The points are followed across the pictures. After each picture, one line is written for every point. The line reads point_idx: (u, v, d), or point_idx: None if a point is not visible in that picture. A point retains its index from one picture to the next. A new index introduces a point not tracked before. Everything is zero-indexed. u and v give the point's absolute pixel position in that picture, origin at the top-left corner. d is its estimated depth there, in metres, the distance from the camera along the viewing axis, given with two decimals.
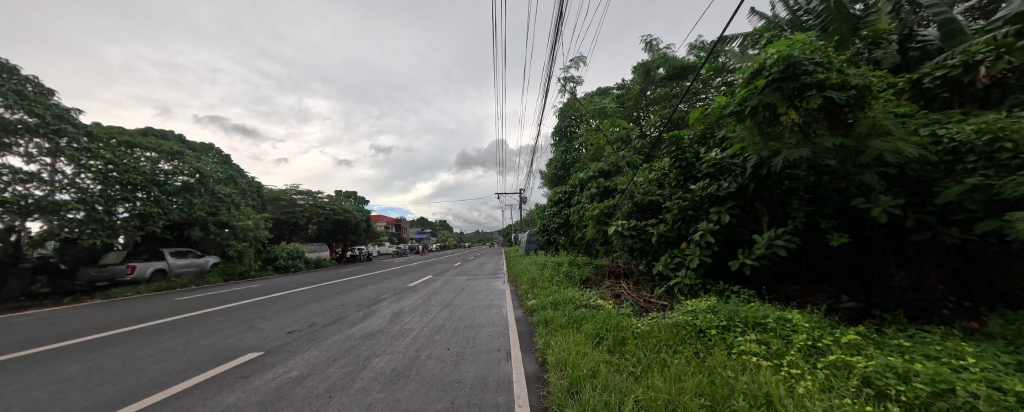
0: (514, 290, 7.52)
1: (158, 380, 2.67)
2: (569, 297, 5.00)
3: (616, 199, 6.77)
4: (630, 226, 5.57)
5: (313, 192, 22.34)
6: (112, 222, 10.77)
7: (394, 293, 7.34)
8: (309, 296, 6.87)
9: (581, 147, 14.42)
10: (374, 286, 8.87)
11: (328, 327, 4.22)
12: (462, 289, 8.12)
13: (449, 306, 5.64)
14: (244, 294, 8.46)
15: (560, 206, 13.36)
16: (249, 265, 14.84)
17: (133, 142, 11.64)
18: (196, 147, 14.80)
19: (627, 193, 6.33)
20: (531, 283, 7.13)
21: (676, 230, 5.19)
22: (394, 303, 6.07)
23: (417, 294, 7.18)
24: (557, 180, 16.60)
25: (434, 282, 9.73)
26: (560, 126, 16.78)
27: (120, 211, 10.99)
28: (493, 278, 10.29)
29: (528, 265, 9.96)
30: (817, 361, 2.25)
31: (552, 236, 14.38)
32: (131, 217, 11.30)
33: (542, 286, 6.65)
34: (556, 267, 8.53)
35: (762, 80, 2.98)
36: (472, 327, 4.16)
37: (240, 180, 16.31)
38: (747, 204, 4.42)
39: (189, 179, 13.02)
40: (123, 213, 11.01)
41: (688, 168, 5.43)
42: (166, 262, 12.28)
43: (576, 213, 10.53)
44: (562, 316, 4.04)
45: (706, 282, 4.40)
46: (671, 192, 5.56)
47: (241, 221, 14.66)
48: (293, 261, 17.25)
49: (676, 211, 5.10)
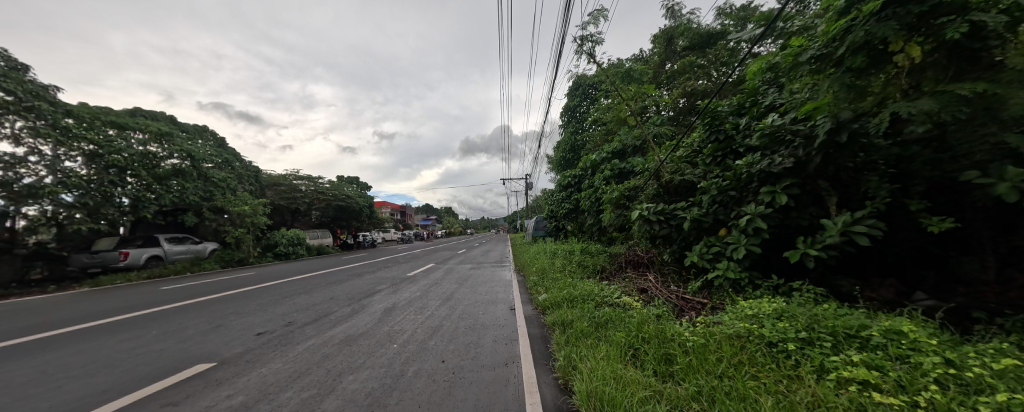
0: (522, 281, 6.90)
1: (66, 406, 2.06)
2: (586, 292, 4.32)
3: (636, 180, 6.00)
4: (657, 210, 4.82)
5: (314, 177, 21.83)
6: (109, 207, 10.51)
7: (391, 284, 6.75)
8: (299, 287, 6.32)
9: (593, 128, 13.52)
10: (372, 275, 8.30)
11: (305, 328, 3.59)
12: (466, 279, 7.52)
13: (449, 301, 5.00)
14: (234, 283, 7.95)
15: (570, 191, 12.59)
16: (248, 252, 14.40)
17: (120, 122, 11.06)
18: (189, 128, 14.23)
19: (650, 174, 5.57)
20: (540, 274, 6.49)
21: (712, 214, 4.44)
22: (388, 296, 5.45)
23: (416, 285, 6.59)
24: (565, 164, 15.78)
25: (437, 271, 9.16)
26: (570, 106, 15.80)
27: (119, 198, 10.79)
28: (499, 267, 9.69)
29: (536, 253, 9.34)
30: (978, 404, 1.52)
31: (561, 222, 13.71)
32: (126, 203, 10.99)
33: (554, 277, 6.00)
34: (567, 256, 7.86)
35: (871, 5, 2.20)
36: (473, 329, 3.51)
37: (236, 164, 15.78)
38: (807, 181, 3.63)
39: (181, 162, 12.57)
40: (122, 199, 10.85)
41: (726, 143, 4.64)
42: (162, 248, 11.93)
43: (588, 198, 9.76)
44: (581, 318, 3.35)
45: (754, 277, 3.67)
46: (705, 171, 4.78)
47: (235, 207, 13.79)
48: (294, 248, 16.85)
49: (713, 191, 4.34)
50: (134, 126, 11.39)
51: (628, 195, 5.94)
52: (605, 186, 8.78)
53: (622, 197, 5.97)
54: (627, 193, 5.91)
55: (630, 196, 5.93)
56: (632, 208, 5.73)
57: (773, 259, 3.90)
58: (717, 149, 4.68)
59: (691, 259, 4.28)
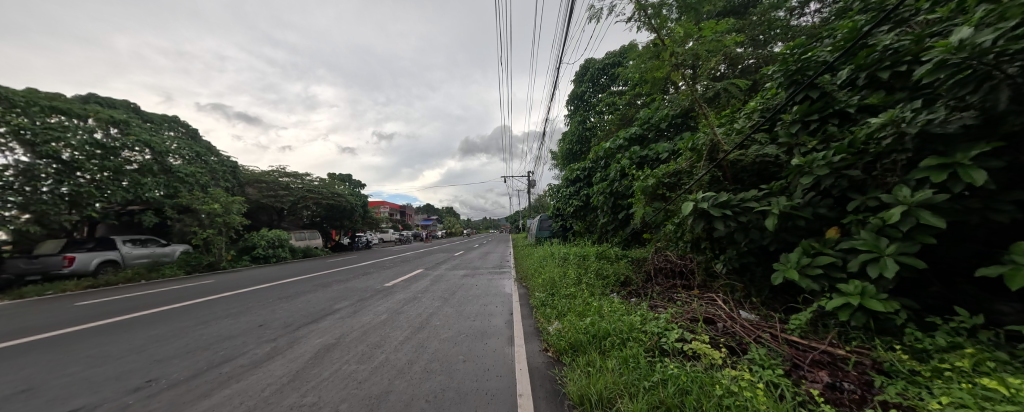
0: (525, 296, 5.43)
1: None
2: (621, 323, 2.87)
3: (677, 163, 4.53)
4: (723, 200, 3.30)
5: (302, 174, 20.46)
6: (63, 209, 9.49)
7: (357, 300, 5.26)
8: (236, 305, 4.89)
9: (604, 115, 12.12)
10: (341, 286, 6.80)
11: (151, 400, 2.09)
12: (456, 292, 6.05)
13: (420, 332, 3.50)
14: (172, 296, 6.50)
15: (579, 186, 11.11)
16: (221, 256, 12.92)
17: (60, 107, 9.60)
18: (153, 118, 12.82)
19: (700, 153, 4.11)
20: (548, 284, 5.10)
21: (808, 206, 2.98)
22: (342, 321, 3.98)
23: (389, 302, 5.11)
24: (572, 158, 14.30)
25: (424, 279, 7.70)
26: (577, 93, 14.35)
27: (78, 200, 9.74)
28: (498, 274, 8.22)
29: (542, 258, 7.86)
30: None
31: (568, 222, 12.20)
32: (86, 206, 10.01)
33: (568, 292, 4.53)
34: (580, 262, 6.41)
35: None
36: (441, 404, 2.01)
37: (209, 159, 14.37)
38: (1005, 147, 2.13)
39: (141, 156, 11.26)
40: (93, 202, 10.11)
41: (822, 103, 3.20)
42: (119, 252, 10.62)
43: (605, 193, 8.30)
44: (634, 396, 1.83)
45: (913, 309, 2.19)
46: (785, 146, 3.33)
47: (204, 205, 12.19)
48: (275, 251, 15.39)
49: (812, 170, 2.89)
50: (77, 113, 9.92)
51: (669, 184, 4.47)
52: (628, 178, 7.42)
53: (660, 186, 4.48)
54: (667, 180, 4.41)
55: (670, 184, 4.46)
56: (674, 201, 4.24)
57: (929, 278, 2.42)
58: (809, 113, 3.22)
59: (783, 274, 2.83)
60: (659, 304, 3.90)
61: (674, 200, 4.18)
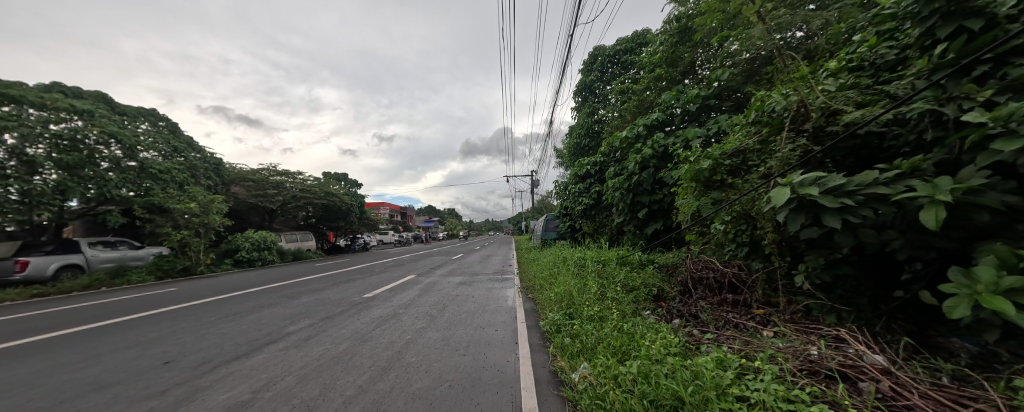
0: (533, 312, 4.32)
1: None
2: (700, 385, 1.73)
3: (737, 139, 3.43)
4: (841, 183, 2.18)
5: (294, 172, 19.46)
6: (11, 208, 8.47)
7: (320, 320, 4.12)
8: (160, 328, 3.78)
9: (614, 105, 11.06)
10: (312, 296, 5.66)
11: None
12: (449, 304, 4.95)
13: (383, 381, 2.37)
14: (109, 309, 5.43)
15: (589, 183, 10.03)
16: (198, 260, 11.88)
17: (9, 94, 8.52)
18: (127, 110, 11.83)
19: (777, 122, 3.00)
20: (563, 299, 4.02)
21: (984, 190, 1.87)
22: (280, 356, 2.86)
23: (359, 322, 3.99)
24: (580, 152, 13.23)
25: (413, 287, 6.61)
26: (585, 83, 13.30)
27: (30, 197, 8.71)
28: (500, 282, 7.11)
29: (551, 262, 6.78)
30: None
31: (576, 223, 11.12)
32: (42, 205, 8.96)
33: (593, 310, 3.41)
34: (599, 269, 5.32)
35: None
36: None
37: (189, 155, 13.36)
38: None
39: (108, 149, 10.19)
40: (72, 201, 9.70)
41: (990, 34, 2.09)
42: (83, 255, 9.68)
43: (623, 188, 7.23)
44: None
45: None
46: (926, 103, 2.23)
47: (178, 204, 11.08)
48: (261, 254, 14.37)
49: (1008, 130, 1.77)
50: (31, 101, 8.83)
51: (728, 168, 3.38)
52: (669, 175, 6.27)
53: (718, 170, 3.39)
54: (728, 161, 3.32)
55: (730, 168, 3.37)
56: (739, 189, 3.12)
57: None
58: (971, 50, 2.11)
59: (971, 300, 1.69)
60: (727, 338, 2.80)
61: (739, 187, 3.09)
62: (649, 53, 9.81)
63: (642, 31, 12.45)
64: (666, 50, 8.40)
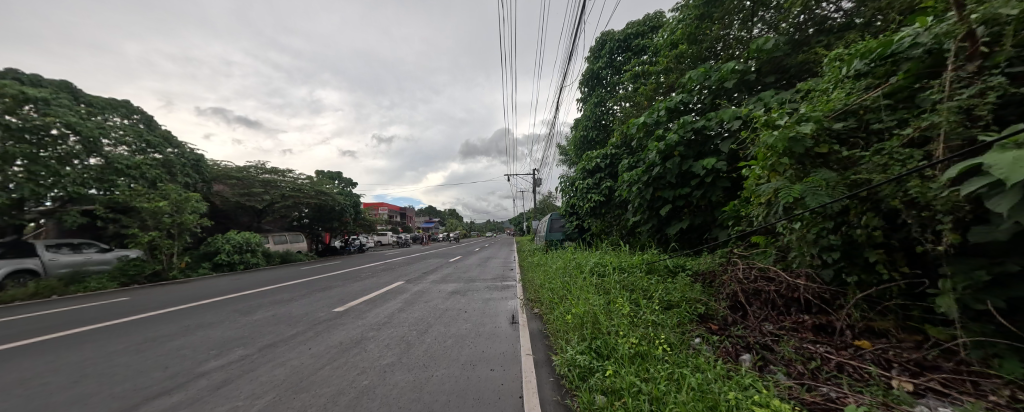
0: (542, 337, 3.29)
1: None
2: None
3: (836, 96, 2.44)
4: None
5: (284, 170, 18.51)
6: None
7: (257, 349, 3.10)
8: (30, 366, 2.75)
9: (625, 93, 10.04)
10: (269, 311, 4.63)
11: None
12: (434, 323, 3.94)
13: None
14: (18, 329, 4.40)
15: (599, 177, 9.00)
16: (170, 264, 10.91)
17: None
18: (95, 101, 10.88)
19: (928, 61, 2.02)
20: (583, 321, 2.99)
21: None
22: None
23: (307, 353, 2.97)
24: (587, 146, 12.24)
25: (397, 298, 5.61)
26: (592, 71, 12.31)
27: None
28: (500, 292, 6.11)
29: (560, 269, 5.79)
30: None
31: (584, 223, 10.09)
32: None
33: (632, 345, 2.37)
34: (620, 278, 4.31)
35: None
36: None
37: (164, 150, 12.40)
38: None
39: (66, 141, 9.23)
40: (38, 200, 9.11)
41: None
42: (39, 258, 8.76)
43: (641, 181, 6.18)
44: None
45: None
46: None
47: (146, 203, 10.10)
48: (243, 256, 13.38)
49: None
50: None
51: (834, 135, 2.38)
52: (701, 165, 5.25)
53: (822, 137, 2.37)
54: (838, 123, 2.32)
55: (837, 135, 2.38)
56: (864, 165, 2.12)
57: None
58: None
59: None
60: (861, 402, 1.77)
61: (867, 159, 2.09)
62: (665, 34, 8.81)
63: (654, 15, 11.45)
64: (686, 25, 7.37)
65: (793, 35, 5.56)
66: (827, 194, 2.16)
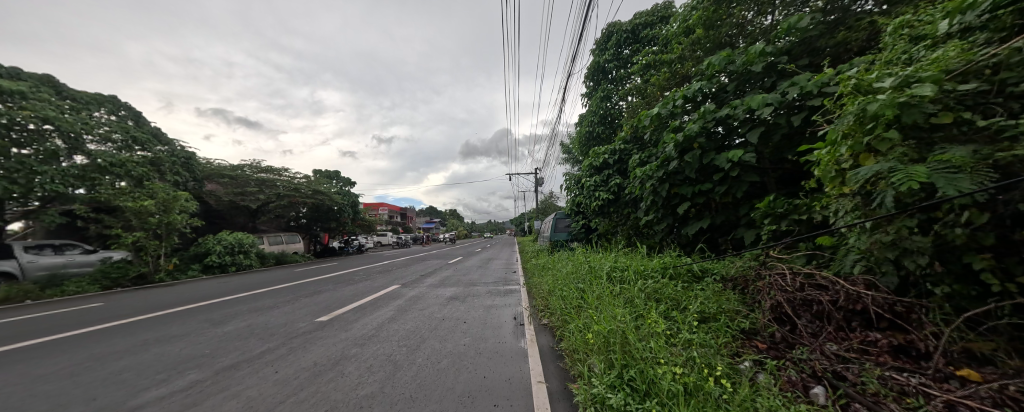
0: (556, 358, 2.75)
1: None
2: None
3: (942, 54, 2.00)
4: None
5: (280, 169, 18.02)
6: None
7: (214, 373, 2.58)
8: None
9: (634, 85, 9.45)
10: (241, 322, 4.10)
11: None
12: (427, 338, 3.41)
13: None
14: None
15: (607, 174, 8.42)
16: (156, 266, 10.41)
17: None
18: (79, 96, 10.41)
19: None
20: (609, 340, 2.47)
21: None
22: None
23: (273, 378, 2.46)
24: (593, 142, 11.67)
25: (389, 305, 5.08)
26: (598, 64, 11.74)
27: None
28: (503, 298, 5.57)
29: (569, 274, 5.24)
30: None
31: (591, 223, 9.53)
32: None
33: (681, 377, 1.83)
34: (639, 286, 3.78)
35: None
36: None
37: (151, 147, 11.92)
38: None
39: (43, 137, 8.74)
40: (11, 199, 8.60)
41: None
42: (16, 260, 8.27)
43: (655, 177, 5.63)
44: None
45: None
46: None
47: (129, 202, 9.61)
48: (235, 257, 12.86)
49: None
50: None
51: (954, 100, 1.97)
52: (723, 159, 4.68)
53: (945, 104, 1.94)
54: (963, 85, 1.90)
55: (955, 102, 1.99)
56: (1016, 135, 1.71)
57: None
58: None
59: None
60: None
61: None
62: (677, 21, 8.24)
63: (663, 4, 10.88)
64: (702, 8, 6.80)
65: (828, 14, 5.02)
66: (967, 178, 1.74)
